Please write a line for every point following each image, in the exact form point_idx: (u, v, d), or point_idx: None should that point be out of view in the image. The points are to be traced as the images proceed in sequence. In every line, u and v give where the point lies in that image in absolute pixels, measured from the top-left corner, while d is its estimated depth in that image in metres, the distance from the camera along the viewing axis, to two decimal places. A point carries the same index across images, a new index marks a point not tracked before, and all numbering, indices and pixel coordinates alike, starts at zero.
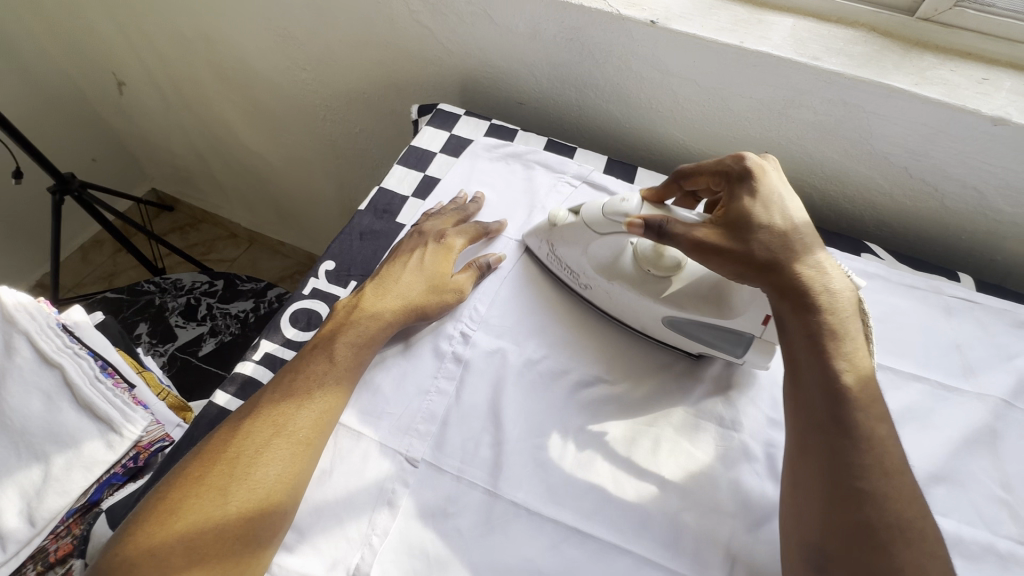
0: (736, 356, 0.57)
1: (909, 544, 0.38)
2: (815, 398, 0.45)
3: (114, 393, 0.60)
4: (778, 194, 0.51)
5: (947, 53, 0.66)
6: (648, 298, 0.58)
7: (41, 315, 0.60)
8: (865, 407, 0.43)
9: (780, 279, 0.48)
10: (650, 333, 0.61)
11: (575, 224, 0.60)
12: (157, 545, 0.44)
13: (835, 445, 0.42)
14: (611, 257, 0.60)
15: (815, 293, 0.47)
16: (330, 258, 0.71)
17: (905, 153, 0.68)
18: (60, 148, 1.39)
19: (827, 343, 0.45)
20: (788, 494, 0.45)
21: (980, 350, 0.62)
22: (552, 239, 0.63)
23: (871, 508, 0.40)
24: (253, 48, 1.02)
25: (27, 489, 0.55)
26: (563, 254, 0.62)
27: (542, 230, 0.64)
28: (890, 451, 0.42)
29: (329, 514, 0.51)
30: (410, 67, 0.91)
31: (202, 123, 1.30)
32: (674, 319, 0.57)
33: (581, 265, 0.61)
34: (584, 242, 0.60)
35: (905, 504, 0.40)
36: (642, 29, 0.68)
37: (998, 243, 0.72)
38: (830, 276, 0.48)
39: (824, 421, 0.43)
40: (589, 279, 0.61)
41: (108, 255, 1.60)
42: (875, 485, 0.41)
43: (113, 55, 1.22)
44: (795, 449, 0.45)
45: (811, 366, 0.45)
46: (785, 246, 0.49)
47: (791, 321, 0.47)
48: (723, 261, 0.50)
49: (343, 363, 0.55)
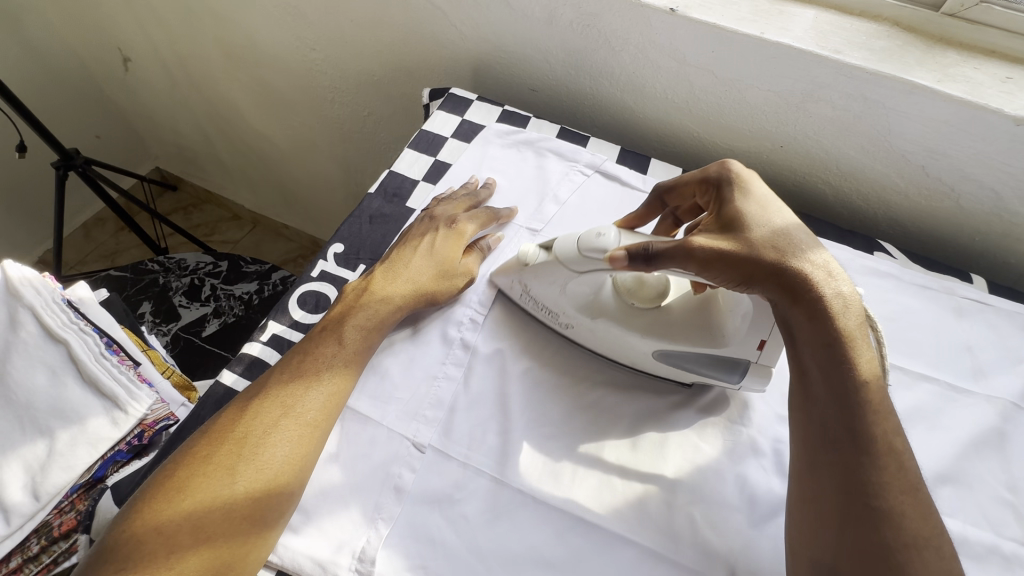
0: (731, 381, 0.55)
1: (926, 565, 0.38)
2: (831, 413, 0.43)
3: (119, 370, 0.59)
4: (772, 198, 0.50)
5: (970, 50, 0.65)
6: (637, 333, 0.55)
7: (47, 290, 0.59)
8: (883, 419, 0.42)
9: (789, 281, 0.45)
10: (642, 367, 0.57)
11: (550, 265, 0.54)
12: (163, 523, 0.44)
13: (852, 460, 0.42)
14: (592, 291, 0.57)
15: (827, 299, 0.45)
16: (339, 241, 0.70)
17: (923, 152, 0.67)
18: (64, 124, 1.38)
19: (842, 352, 0.43)
20: (800, 505, 0.44)
21: (992, 352, 0.61)
22: (525, 279, 0.58)
23: (888, 527, 0.39)
24: (262, 27, 1.01)
25: (32, 465, 0.55)
26: (540, 294, 0.58)
27: (512, 269, 0.58)
28: (907, 468, 0.41)
29: (335, 497, 0.51)
30: (422, 49, 0.90)
31: (208, 102, 1.29)
32: (665, 352, 0.55)
33: (559, 305, 0.57)
34: (559, 283, 0.55)
35: (921, 524, 0.40)
36: (661, 17, 0.67)
37: (1012, 245, 0.71)
38: (839, 284, 0.46)
39: (840, 437, 0.42)
40: (570, 318, 0.57)
41: (110, 234, 1.60)
42: (893, 504, 0.40)
43: (120, 29, 1.20)
44: (805, 458, 0.44)
45: (827, 378, 0.44)
46: (790, 247, 0.46)
47: (803, 328, 0.45)
48: (727, 269, 0.46)
49: (352, 347, 0.55)
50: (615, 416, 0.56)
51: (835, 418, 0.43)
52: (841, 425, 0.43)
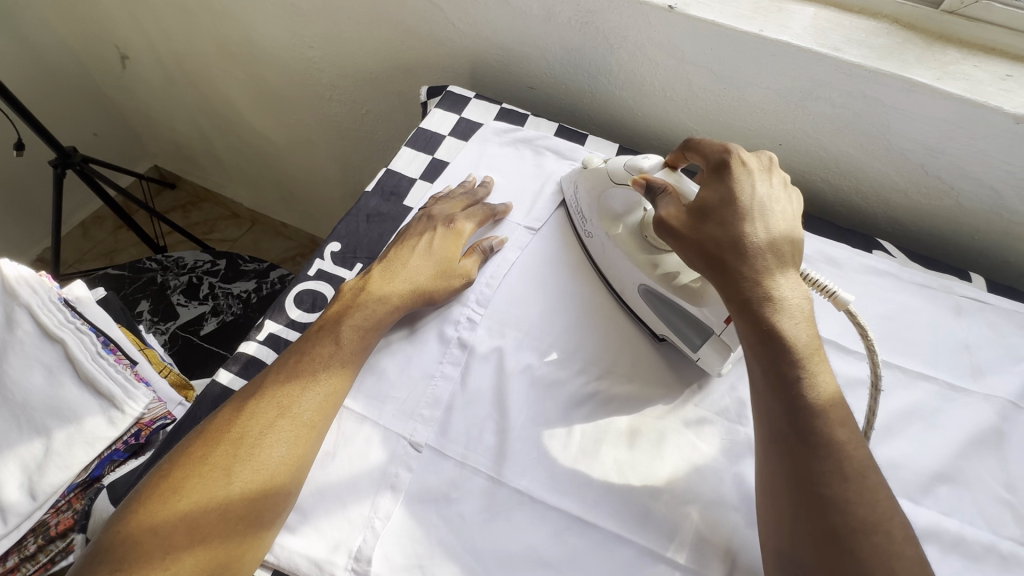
0: (692, 347, 0.57)
1: (875, 548, 0.40)
2: (775, 409, 0.46)
3: (116, 369, 0.59)
4: (753, 196, 0.51)
5: (970, 47, 0.65)
6: (634, 260, 0.60)
7: (43, 289, 0.59)
8: (825, 412, 0.44)
9: (723, 277, 0.50)
10: (627, 298, 0.61)
11: (601, 173, 0.64)
12: (159, 523, 0.44)
13: (796, 454, 0.44)
14: (623, 211, 0.62)
15: (761, 300, 0.48)
16: (336, 240, 0.70)
17: (922, 150, 0.67)
18: (61, 122, 1.37)
19: (773, 349, 0.46)
20: (761, 499, 0.46)
21: (990, 351, 0.61)
22: (580, 180, 0.67)
23: (835, 513, 0.42)
24: (259, 24, 1.00)
25: (28, 464, 0.55)
26: (583, 200, 0.65)
27: (575, 171, 0.68)
28: (854, 455, 0.43)
29: (332, 496, 0.51)
30: (420, 47, 0.89)
31: (205, 100, 1.29)
32: (648, 289, 0.58)
33: (591, 213, 0.64)
34: (599, 190, 0.64)
35: (869, 508, 0.42)
36: (660, 14, 0.67)
37: (1011, 243, 0.71)
38: (778, 285, 0.48)
39: (786, 432, 0.45)
40: (592, 228, 0.64)
41: (109, 232, 1.59)
42: (836, 491, 0.42)
43: (117, 27, 1.20)
44: (760, 453, 0.47)
45: (764, 373, 0.47)
46: (733, 246, 0.49)
47: (739, 325, 0.49)
48: (678, 245, 0.53)
49: (349, 347, 0.54)
50: (612, 417, 0.55)
51: (779, 413, 0.45)
52: (782, 419, 0.45)
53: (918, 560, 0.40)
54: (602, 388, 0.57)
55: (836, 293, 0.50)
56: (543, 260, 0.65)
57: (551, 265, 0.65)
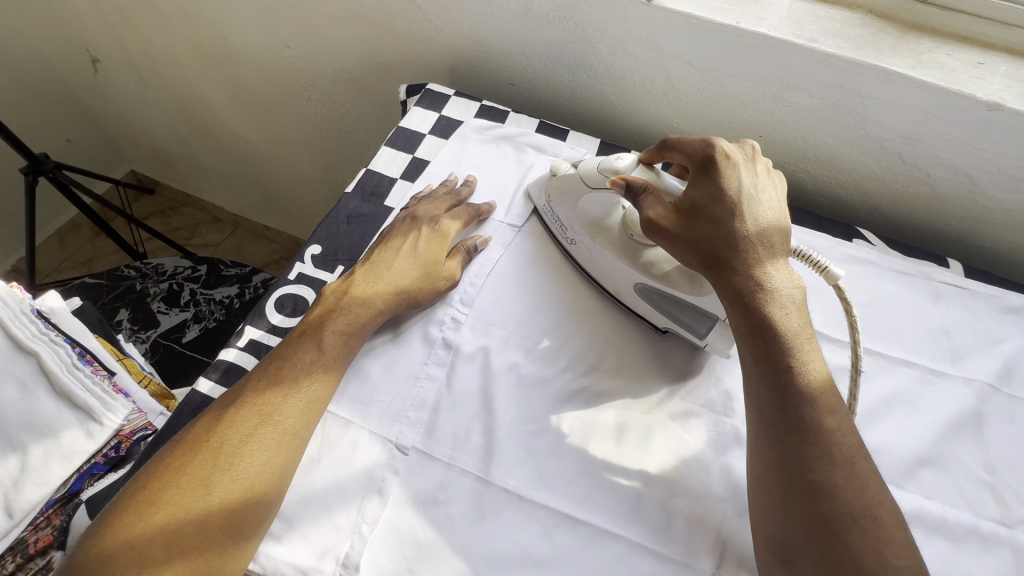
0: (698, 335, 0.57)
1: (863, 533, 0.41)
2: (767, 399, 0.46)
3: (93, 381, 0.58)
4: (741, 189, 0.51)
5: (944, 36, 0.66)
6: (625, 262, 0.59)
7: (14, 301, 0.58)
8: (817, 399, 0.45)
9: (719, 272, 0.50)
10: (623, 298, 0.61)
11: (573, 177, 0.62)
12: (136, 537, 0.43)
13: (786, 441, 0.44)
14: (602, 214, 0.62)
15: (754, 293, 0.48)
16: (316, 242, 0.69)
17: (899, 139, 0.67)
18: (32, 128, 1.34)
19: (764, 340, 0.47)
20: (752, 485, 0.47)
21: (969, 335, 0.62)
22: (549, 189, 0.65)
23: (825, 499, 0.42)
24: (233, 24, 0.99)
25: (4, 481, 0.53)
26: (558, 207, 0.64)
27: (542, 181, 0.67)
28: (842, 443, 0.44)
29: (318, 503, 0.50)
30: (397, 45, 0.88)
31: (179, 102, 1.26)
32: (646, 287, 0.58)
33: (570, 219, 0.63)
34: (573, 196, 0.63)
35: (855, 493, 0.42)
36: (636, 8, 0.67)
37: (986, 228, 0.72)
38: (770, 276, 0.49)
39: (778, 419, 0.45)
40: (575, 234, 0.63)
41: (86, 240, 1.57)
42: (826, 476, 0.43)
43: (86, 29, 1.17)
44: (752, 439, 0.47)
45: (756, 363, 0.48)
46: (726, 242, 0.50)
47: (733, 315, 0.50)
48: (670, 245, 0.52)
49: (331, 352, 0.54)
50: (602, 411, 0.55)
51: (773, 404, 0.46)
52: (772, 406, 0.46)
53: (906, 545, 0.41)
54: (588, 383, 0.57)
55: (827, 268, 0.51)
56: (527, 257, 0.65)
57: (534, 262, 0.65)
